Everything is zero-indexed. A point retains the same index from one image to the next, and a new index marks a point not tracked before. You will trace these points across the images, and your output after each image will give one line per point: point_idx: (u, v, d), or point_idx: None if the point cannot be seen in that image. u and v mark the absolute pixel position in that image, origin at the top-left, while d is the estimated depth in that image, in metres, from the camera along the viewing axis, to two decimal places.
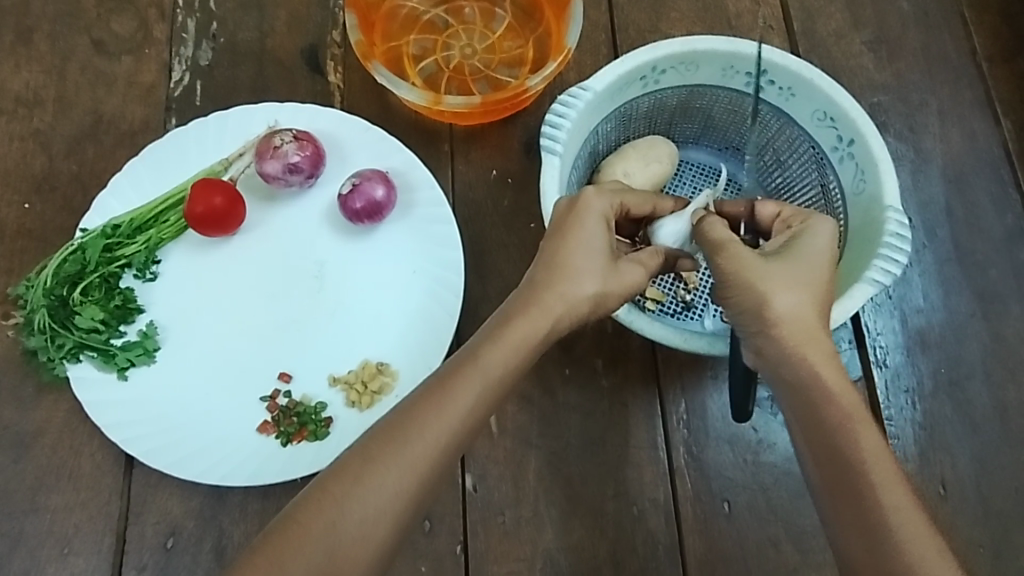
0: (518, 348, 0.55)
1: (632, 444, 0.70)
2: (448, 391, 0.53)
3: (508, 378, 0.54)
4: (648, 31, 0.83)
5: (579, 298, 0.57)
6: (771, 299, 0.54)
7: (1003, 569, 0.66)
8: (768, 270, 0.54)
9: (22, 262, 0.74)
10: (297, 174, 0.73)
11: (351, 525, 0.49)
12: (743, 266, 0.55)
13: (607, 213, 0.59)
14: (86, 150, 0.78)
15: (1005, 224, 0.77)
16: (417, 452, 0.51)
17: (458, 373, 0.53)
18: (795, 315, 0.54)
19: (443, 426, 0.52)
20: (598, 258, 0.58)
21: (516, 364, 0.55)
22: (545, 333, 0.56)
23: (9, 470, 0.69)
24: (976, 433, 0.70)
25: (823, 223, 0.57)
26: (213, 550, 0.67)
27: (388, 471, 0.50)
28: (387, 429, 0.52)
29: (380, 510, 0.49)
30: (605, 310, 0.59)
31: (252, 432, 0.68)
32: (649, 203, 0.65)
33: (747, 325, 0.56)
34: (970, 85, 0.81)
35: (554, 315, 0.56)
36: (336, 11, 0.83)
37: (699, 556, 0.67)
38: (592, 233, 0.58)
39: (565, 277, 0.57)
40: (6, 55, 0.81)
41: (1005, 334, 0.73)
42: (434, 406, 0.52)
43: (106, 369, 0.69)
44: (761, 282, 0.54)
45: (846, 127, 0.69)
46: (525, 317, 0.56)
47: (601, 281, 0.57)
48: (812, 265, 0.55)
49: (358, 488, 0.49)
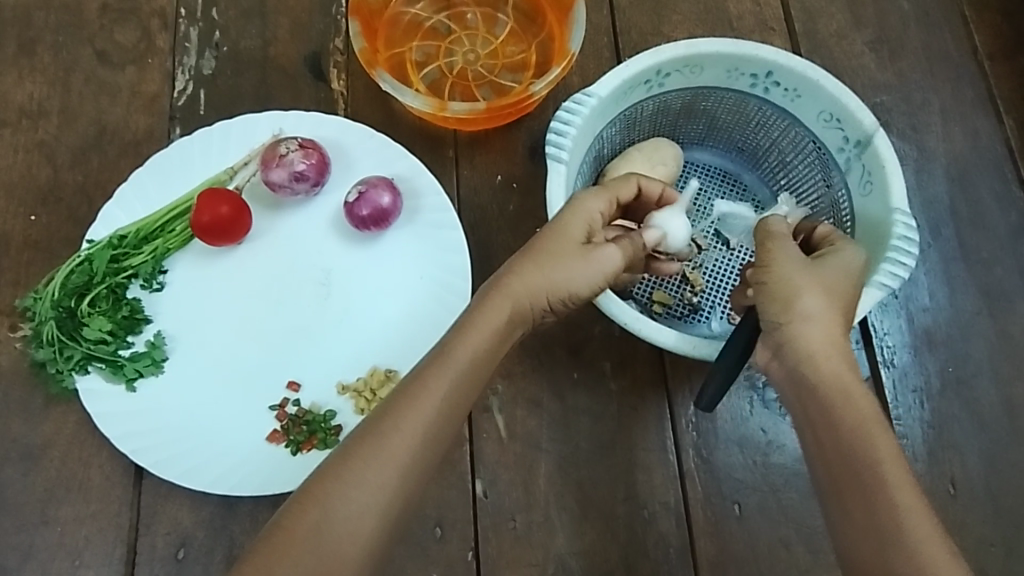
0: (486, 335, 0.55)
1: (641, 448, 0.70)
2: (421, 381, 0.53)
3: (477, 364, 0.54)
4: (650, 34, 0.83)
5: (544, 283, 0.57)
6: (800, 295, 0.55)
7: (1015, 566, 0.67)
8: (808, 272, 0.56)
9: (28, 274, 0.74)
10: (303, 182, 0.73)
11: (338, 522, 0.49)
12: (787, 263, 0.56)
13: (594, 207, 0.60)
14: (90, 161, 0.78)
15: (1009, 222, 0.77)
16: (394, 445, 0.51)
17: (431, 365, 0.54)
18: (821, 314, 0.55)
19: (419, 415, 0.52)
20: (571, 244, 0.58)
21: (482, 351, 0.55)
22: (508, 318, 0.56)
23: (18, 483, 0.69)
24: (985, 431, 0.70)
25: (863, 250, 0.59)
26: (224, 560, 0.67)
27: (370, 465, 0.50)
28: (367, 426, 0.52)
29: (365, 505, 0.50)
30: (568, 297, 0.58)
31: (261, 442, 0.68)
32: (633, 182, 0.64)
33: (771, 316, 0.56)
34: (972, 83, 0.82)
35: (521, 300, 0.57)
36: (338, 18, 0.83)
37: (711, 558, 0.67)
38: (567, 222, 0.59)
39: (536, 263, 0.57)
40: (9, 67, 0.81)
41: (1012, 331, 0.73)
42: (407, 397, 0.52)
43: (114, 380, 0.69)
44: (797, 280, 0.55)
45: (852, 128, 0.69)
46: (493, 301, 0.56)
47: (568, 267, 0.57)
48: (844, 278, 0.57)
49: (341, 486, 0.50)
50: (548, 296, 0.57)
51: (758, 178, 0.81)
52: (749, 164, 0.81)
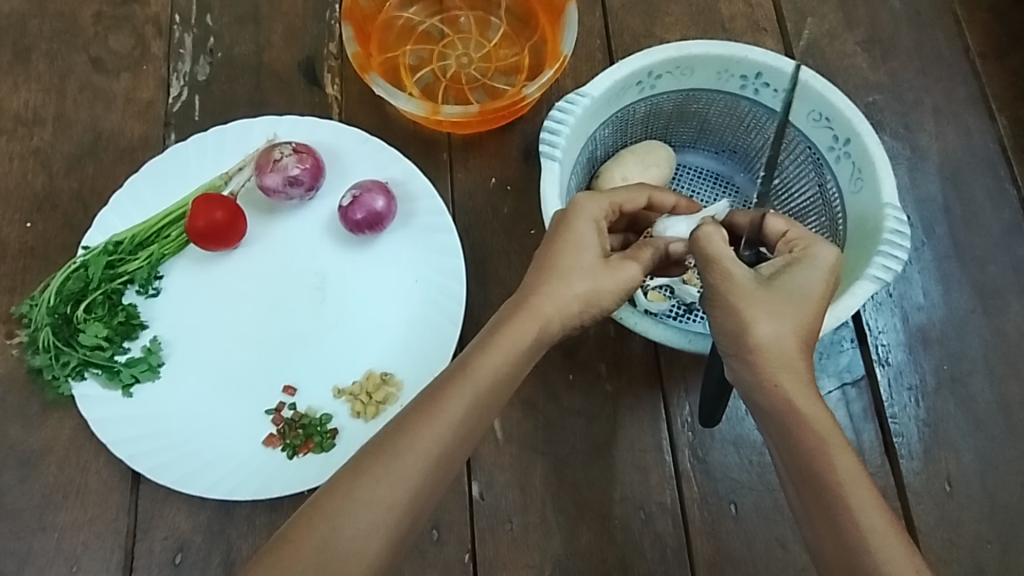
0: (509, 353, 0.55)
1: (637, 448, 0.70)
2: (439, 400, 0.53)
3: (501, 381, 0.55)
4: (642, 36, 0.83)
5: (570, 299, 0.57)
6: (755, 324, 0.54)
7: (1012, 564, 0.67)
8: (758, 297, 0.55)
9: (24, 281, 0.74)
10: (298, 187, 0.73)
11: (344, 538, 0.49)
12: (735, 290, 0.55)
13: (597, 213, 0.60)
14: (86, 167, 0.78)
15: (1002, 220, 0.77)
16: (406, 464, 0.51)
17: (450, 383, 0.54)
18: (778, 340, 0.54)
19: (434, 437, 0.52)
20: (590, 258, 0.58)
21: (508, 368, 0.55)
22: (536, 336, 0.56)
23: (15, 490, 0.69)
24: (980, 429, 0.70)
25: (826, 252, 0.57)
26: (221, 564, 0.67)
27: (380, 484, 0.51)
28: (380, 442, 0.52)
29: (373, 524, 0.50)
30: (601, 308, 0.58)
31: (257, 445, 0.68)
32: (644, 194, 0.65)
33: (726, 347, 0.56)
34: (964, 82, 0.82)
35: (544, 316, 0.57)
36: (332, 23, 0.84)
37: (708, 558, 0.67)
38: (584, 236, 0.59)
39: (555, 279, 0.57)
40: (5, 75, 0.81)
41: (1006, 329, 0.73)
42: (424, 414, 0.53)
43: (111, 386, 0.69)
44: (750, 305, 0.54)
45: (841, 126, 0.69)
46: (516, 322, 0.56)
47: (592, 280, 0.58)
48: (803, 298, 0.55)
49: (350, 503, 0.50)
50: (580, 311, 0.58)
51: (749, 180, 0.82)
52: (742, 165, 0.82)
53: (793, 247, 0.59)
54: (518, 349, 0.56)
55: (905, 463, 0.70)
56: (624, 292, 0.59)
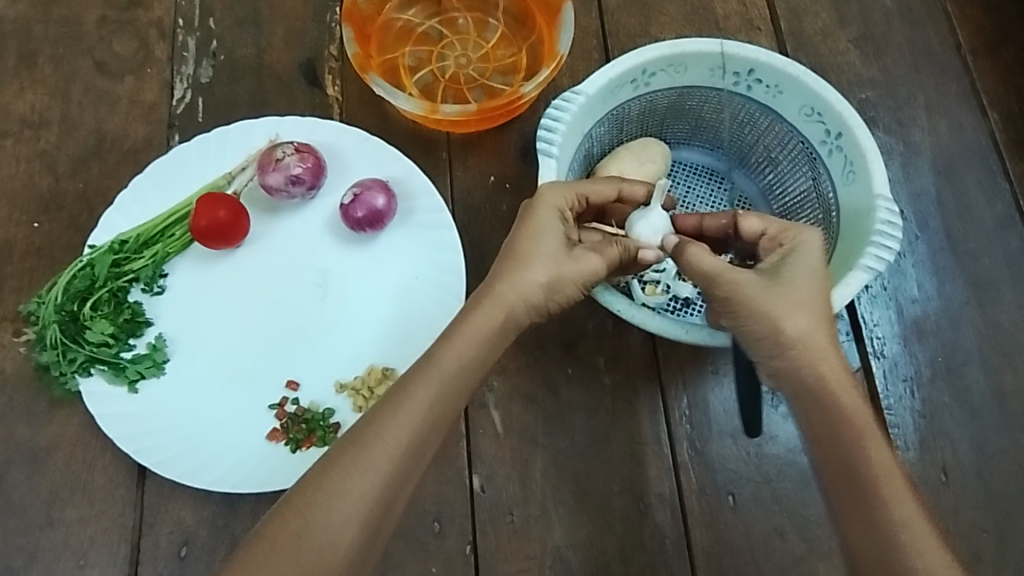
0: (472, 342, 0.57)
1: (636, 440, 0.71)
2: (406, 392, 0.54)
3: (464, 371, 0.56)
4: (638, 35, 0.85)
5: (531, 285, 0.58)
6: (785, 321, 0.55)
7: (1008, 553, 0.67)
8: (777, 296, 0.56)
9: (32, 280, 0.76)
10: (299, 185, 0.75)
11: (317, 529, 0.50)
12: (751, 296, 0.56)
13: (561, 203, 0.61)
14: (91, 169, 0.80)
15: (995, 213, 0.78)
16: (374, 454, 0.52)
17: (416, 376, 0.55)
18: (810, 332, 0.55)
19: (400, 426, 0.53)
20: (554, 247, 0.59)
21: (471, 356, 0.56)
22: (502, 324, 0.58)
23: (23, 486, 0.70)
24: (976, 419, 0.71)
25: (813, 239, 0.58)
26: (226, 557, 0.68)
27: (352, 474, 0.52)
28: (352, 435, 0.53)
29: (345, 515, 0.51)
30: (563, 296, 0.60)
31: (261, 440, 0.69)
32: (612, 186, 0.65)
33: (766, 350, 0.57)
34: (955, 78, 0.83)
35: (508, 304, 0.58)
36: (332, 25, 0.85)
37: (707, 548, 0.68)
38: (548, 226, 0.60)
39: (519, 266, 0.58)
40: (10, 80, 0.82)
41: (1001, 320, 0.74)
42: (391, 407, 0.54)
43: (116, 382, 0.70)
44: (773, 308, 0.55)
45: (833, 120, 0.71)
46: (479, 312, 0.57)
47: (554, 268, 0.59)
48: (812, 283, 0.57)
49: (323, 496, 0.51)
50: (543, 299, 0.59)
51: (744, 176, 0.83)
52: (737, 161, 0.83)
53: (779, 240, 0.60)
54: (483, 336, 0.57)
55: (901, 453, 0.70)
56: (586, 280, 0.60)
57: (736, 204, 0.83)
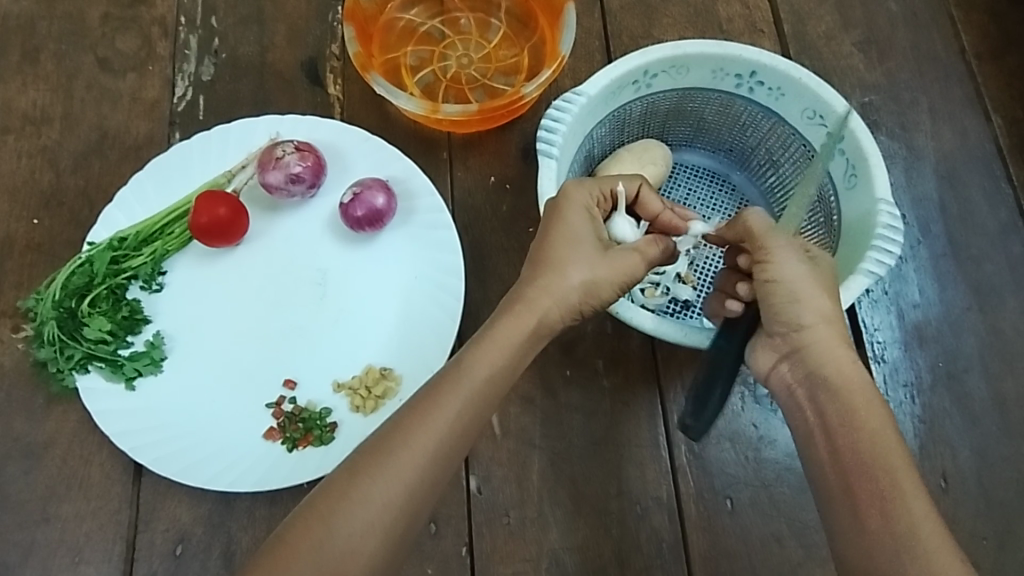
0: (504, 350, 0.56)
1: (633, 443, 0.71)
2: (434, 401, 0.54)
3: (495, 377, 0.56)
4: (640, 37, 0.84)
5: (565, 293, 0.58)
6: (816, 301, 0.58)
7: (1007, 561, 0.67)
8: (810, 275, 0.59)
9: (31, 276, 0.76)
10: (299, 184, 0.74)
11: (339, 540, 0.50)
12: (793, 267, 0.58)
13: (585, 199, 0.62)
14: (92, 165, 0.80)
15: (998, 218, 0.77)
16: (401, 463, 0.52)
17: (445, 387, 0.55)
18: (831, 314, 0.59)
19: (427, 435, 0.53)
20: (584, 249, 0.60)
21: (499, 370, 0.56)
22: (531, 333, 0.58)
23: (19, 481, 0.70)
24: (976, 426, 0.71)
25: None
26: (222, 556, 0.68)
27: (374, 484, 0.51)
28: (376, 443, 0.53)
29: (368, 523, 0.50)
30: (599, 300, 0.60)
31: (258, 438, 0.69)
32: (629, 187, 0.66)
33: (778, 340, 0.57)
34: (960, 82, 0.83)
35: (541, 309, 0.58)
36: (335, 24, 0.85)
37: (703, 553, 0.68)
38: (578, 227, 0.60)
39: (552, 272, 0.59)
40: (12, 76, 0.82)
41: (1002, 326, 0.74)
42: (417, 416, 0.53)
43: (114, 379, 0.70)
44: (809, 287, 0.58)
45: (835, 124, 0.70)
46: (513, 319, 0.57)
47: (590, 272, 0.59)
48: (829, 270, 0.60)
49: (346, 503, 0.50)
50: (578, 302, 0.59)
51: (746, 179, 0.83)
52: (738, 163, 0.83)
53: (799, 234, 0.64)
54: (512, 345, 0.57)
55: None
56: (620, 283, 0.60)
57: (736, 207, 0.82)
